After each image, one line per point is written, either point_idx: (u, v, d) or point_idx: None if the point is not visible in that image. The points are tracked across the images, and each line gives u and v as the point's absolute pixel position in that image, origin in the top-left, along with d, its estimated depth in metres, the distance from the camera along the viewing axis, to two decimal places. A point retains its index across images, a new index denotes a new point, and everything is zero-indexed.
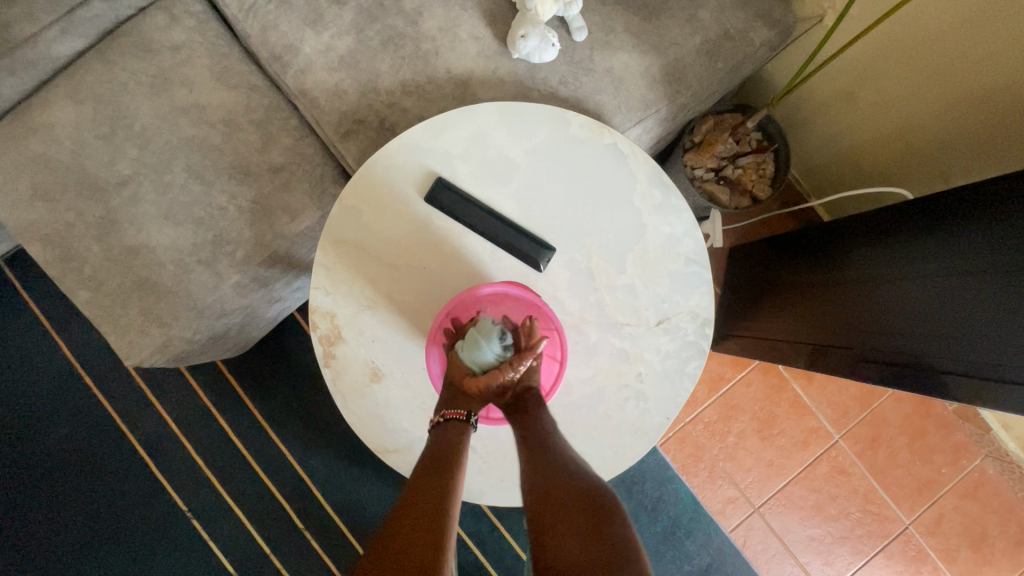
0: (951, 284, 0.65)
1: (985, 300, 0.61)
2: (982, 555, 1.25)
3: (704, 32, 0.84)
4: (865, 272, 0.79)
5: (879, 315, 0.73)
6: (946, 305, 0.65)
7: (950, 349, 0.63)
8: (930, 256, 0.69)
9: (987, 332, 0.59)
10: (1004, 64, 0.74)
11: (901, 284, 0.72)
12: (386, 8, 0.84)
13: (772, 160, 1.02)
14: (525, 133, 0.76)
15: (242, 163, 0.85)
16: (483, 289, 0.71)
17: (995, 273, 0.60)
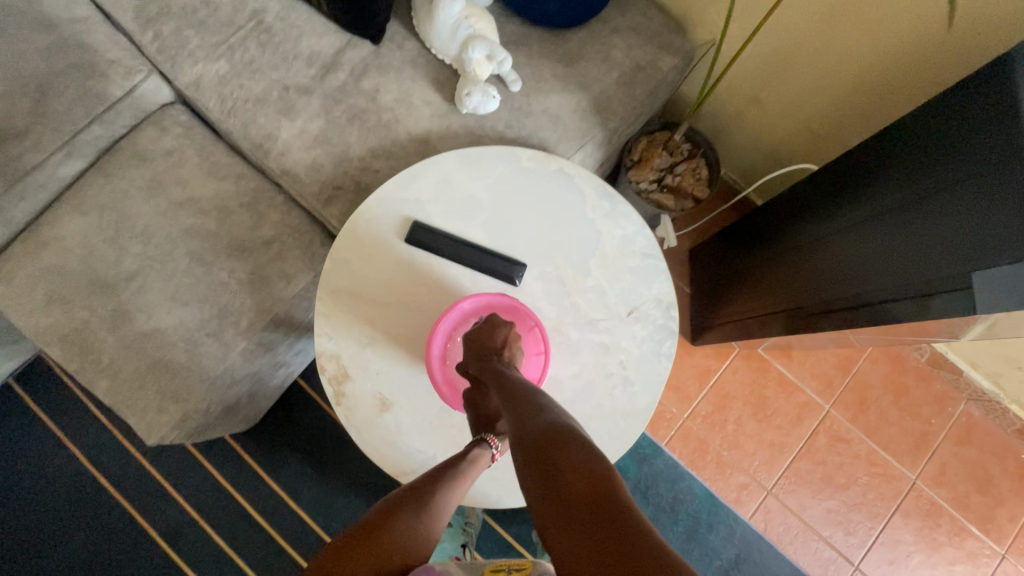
0: (883, 221, 0.73)
1: (915, 225, 0.67)
2: (992, 498, 1.31)
3: (619, 67, 0.99)
4: (820, 233, 0.86)
5: (837, 266, 0.79)
6: (889, 241, 0.71)
7: (893, 279, 0.68)
8: (860, 202, 0.78)
9: (922, 250, 0.65)
10: (861, 52, 0.88)
11: (851, 234, 0.78)
12: (347, 91, 0.96)
13: (704, 164, 1.15)
14: (482, 172, 0.88)
15: (238, 241, 0.95)
16: (465, 302, 0.78)
17: (922, 199, 0.67)
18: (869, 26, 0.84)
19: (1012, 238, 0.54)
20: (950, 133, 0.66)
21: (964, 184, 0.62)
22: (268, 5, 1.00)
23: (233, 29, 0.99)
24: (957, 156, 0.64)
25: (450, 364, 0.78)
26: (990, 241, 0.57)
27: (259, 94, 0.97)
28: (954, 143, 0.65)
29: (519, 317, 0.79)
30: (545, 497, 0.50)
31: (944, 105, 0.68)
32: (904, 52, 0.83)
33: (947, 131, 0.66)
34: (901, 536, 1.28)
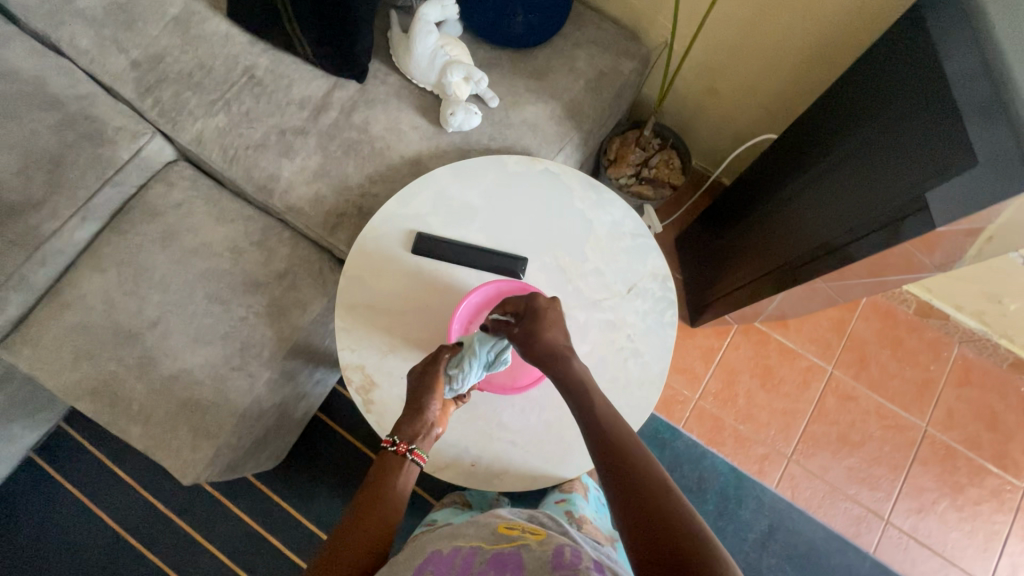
0: (849, 166, 0.79)
1: (875, 163, 0.73)
2: (1001, 433, 1.35)
3: (585, 75, 1.08)
4: (796, 190, 0.92)
5: (815, 216, 0.85)
6: (855, 182, 0.77)
7: (863, 215, 0.73)
8: (825, 158, 0.85)
9: (884, 184, 0.71)
10: (792, 34, 0.98)
11: (823, 185, 0.84)
12: (340, 127, 1.04)
13: (676, 154, 1.24)
14: (475, 181, 0.95)
15: (253, 277, 1.00)
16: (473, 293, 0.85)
17: (877, 140, 0.74)
18: (796, 9, 0.94)
19: (956, 153, 0.60)
20: (893, 77, 0.73)
21: (911, 118, 0.67)
22: (258, 60, 1.08)
23: (227, 85, 1.07)
24: (900, 95, 0.70)
25: None
26: (938, 163, 0.62)
27: (258, 140, 1.04)
28: (895, 85, 0.72)
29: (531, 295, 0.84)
30: (640, 540, 0.56)
31: (886, 56, 0.75)
32: (837, 26, 0.92)
33: (889, 76, 0.73)
34: (923, 484, 1.32)
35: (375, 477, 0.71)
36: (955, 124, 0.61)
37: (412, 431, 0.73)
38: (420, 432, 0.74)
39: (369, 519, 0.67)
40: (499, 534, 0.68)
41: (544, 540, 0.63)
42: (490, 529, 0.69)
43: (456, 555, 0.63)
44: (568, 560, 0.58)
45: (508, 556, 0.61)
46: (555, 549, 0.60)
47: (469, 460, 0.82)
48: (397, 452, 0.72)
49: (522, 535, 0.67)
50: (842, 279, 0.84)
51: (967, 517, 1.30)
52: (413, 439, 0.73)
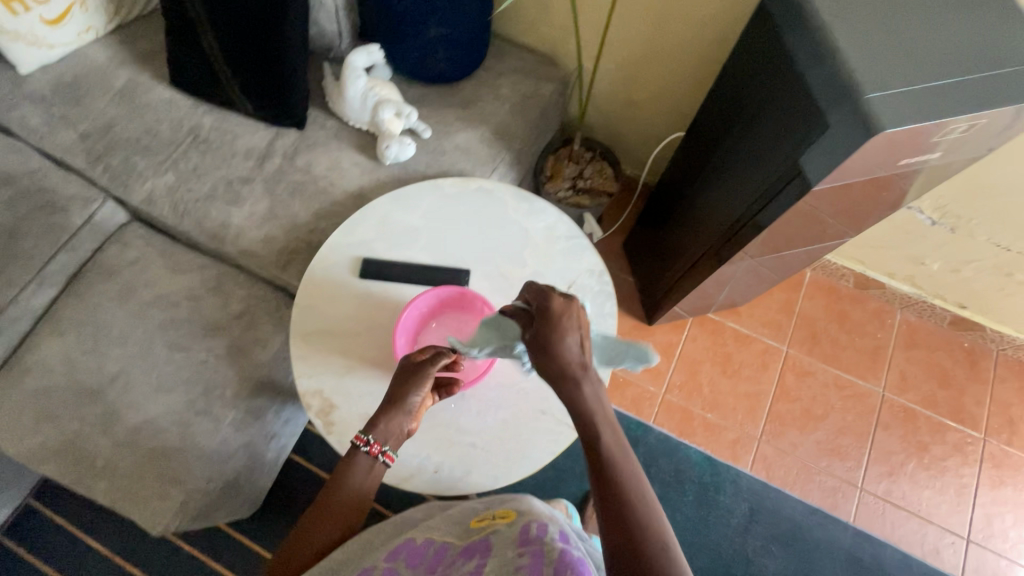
0: (744, 142, 0.85)
1: (762, 135, 0.80)
2: (954, 389, 1.42)
3: (509, 101, 1.18)
4: (710, 172, 0.98)
5: (729, 192, 0.91)
6: (752, 155, 0.83)
7: (764, 183, 0.79)
8: (722, 143, 0.93)
9: (772, 152, 0.77)
10: (679, 46, 1.09)
11: (729, 163, 0.91)
12: (284, 171, 1.10)
13: (607, 164, 1.33)
14: (413, 205, 1.02)
15: (211, 322, 1.03)
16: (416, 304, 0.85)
17: (757, 115, 0.81)
18: (676, 24, 1.05)
19: (813, 114, 0.66)
20: (755, 59, 0.80)
21: (774, 93, 0.75)
22: (202, 120, 1.15)
23: (175, 146, 1.13)
24: (763, 73, 0.78)
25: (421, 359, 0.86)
26: (805, 125, 0.68)
27: (207, 193, 1.09)
28: (757, 66, 0.79)
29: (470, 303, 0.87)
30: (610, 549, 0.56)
31: (745, 44, 0.83)
32: (714, 32, 1.03)
33: (751, 59, 0.81)
34: (889, 448, 1.36)
35: (335, 478, 0.76)
36: (802, 92, 0.68)
37: (385, 431, 0.76)
38: (389, 433, 0.76)
39: (327, 516, 0.75)
40: (473, 528, 0.70)
41: (513, 522, 0.65)
42: (465, 525, 0.72)
43: (428, 547, 0.70)
44: (535, 534, 0.60)
45: (476, 543, 0.66)
46: (522, 527, 0.63)
47: (432, 468, 0.85)
48: (368, 453, 0.75)
49: (491, 521, 0.69)
50: (768, 252, 0.92)
51: (936, 475, 1.34)
52: (387, 440, 0.76)
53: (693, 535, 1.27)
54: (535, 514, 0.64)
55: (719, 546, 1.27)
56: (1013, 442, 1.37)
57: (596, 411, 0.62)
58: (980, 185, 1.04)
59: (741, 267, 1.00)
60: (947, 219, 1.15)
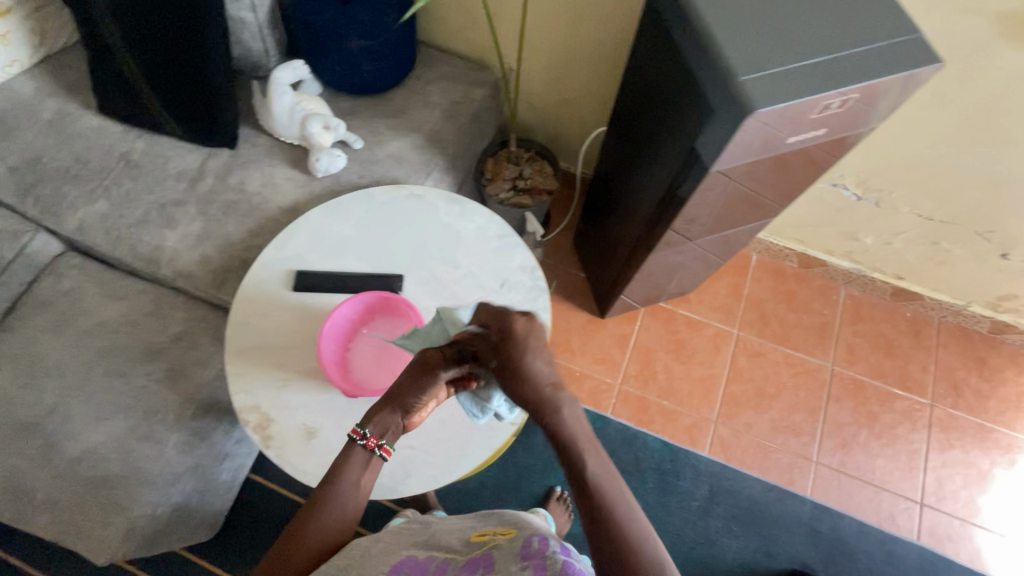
0: (652, 129, 0.88)
1: (666, 121, 0.82)
2: (900, 358, 1.46)
3: (440, 107, 1.19)
4: (630, 160, 1.00)
5: (648, 178, 0.93)
6: (661, 141, 0.85)
7: (675, 165, 0.82)
8: (634, 131, 0.96)
9: (676, 135, 0.79)
10: (597, 47, 1.12)
11: (643, 150, 0.93)
12: (218, 191, 1.10)
13: (546, 163, 1.36)
14: (345, 215, 1.03)
15: (150, 346, 1.03)
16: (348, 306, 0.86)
17: (658, 102, 0.83)
18: (591, 26, 1.08)
19: (701, 96, 0.69)
20: (648, 48, 0.83)
21: (669, 79, 0.77)
22: (133, 145, 1.15)
23: (106, 173, 1.13)
24: (658, 61, 0.80)
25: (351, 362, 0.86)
26: (698, 107, 0.71)
27: (140, 217, 1.09)
28: (652, 55, 0.82)
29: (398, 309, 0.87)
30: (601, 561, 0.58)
31: (640, 34, 0.85)
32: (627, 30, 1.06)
33: (647, 49, 0.84)
34: (842, 420, 1.40)
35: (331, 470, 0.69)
36: (687, 83, 0.72)
37: (383, 426, 0.70)
38: (388, 427, 0.71)
39: (325, 510, 0.67)
40: (471, 544, 0.63)
41: (514, 536, 0.58)
42: (461, 540, 0.65)
43: (430, 562, 0.61)
44: (536, 549, 0.53)
45: (478, 557, 0.58)
46: (522, 541, 0.55)
47: None
48: (364, 446, 0.69)
49: (493, 537, 0.62)
50: (700, 233, 0.97)
51: (887, 443, 1.38)
52: (383, 434, 0.70)
53: (656, 521, 1.29)
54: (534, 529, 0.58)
55: (681, 529, 1.28)
56: (958, 405, 1.42)
57: (573, 432, 0.64)
58: (893, 159, 1.08)
59: (680, 250, 1.05)
60: (871, 194, 1.19)
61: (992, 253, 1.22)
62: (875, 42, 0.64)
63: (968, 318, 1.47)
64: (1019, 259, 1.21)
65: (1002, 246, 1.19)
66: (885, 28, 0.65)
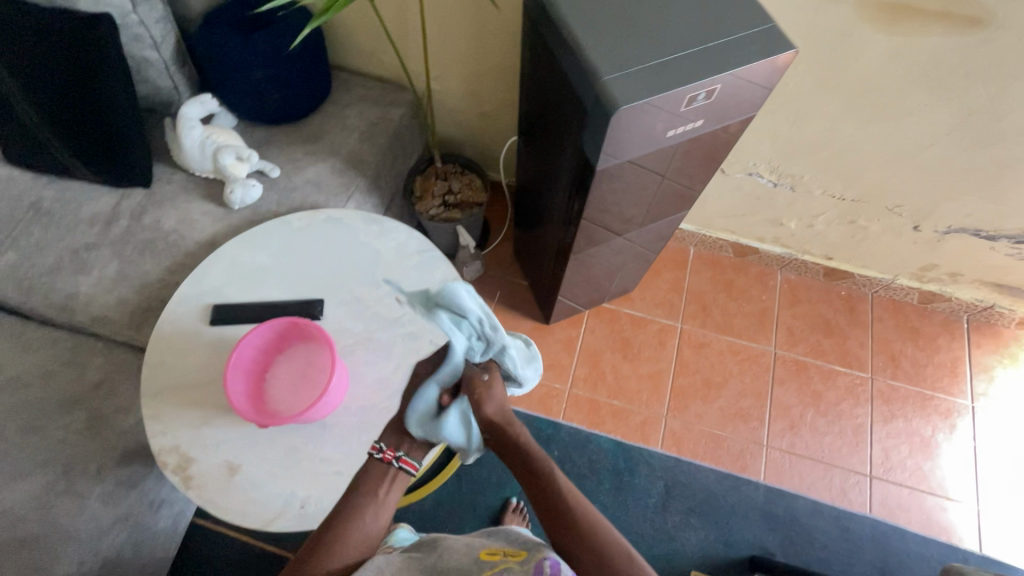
0: (550, 133, 0.90)
1: (558, 124, 0.84)
2: (838, 336, 1.49)
3: (358, 130, 1.20)
4: (540, 165, 1.03)
5: (556, 181, 0.96)
6: (558, 144, 0.88)
7: (573, 166, 0.84)
8: (538, 137, 0.98)
9: (568, 138, 0.82)
10: (504, 60, 1.14)
11: (547, 154, 0.95)
12: (133, 231, 1.08)
13: (475, 177, 1.37)
14: (262, 245, 1.02)
15: (68, 396, 0.99)
16: (252, 339, 0.86)
17: (549, 107, 0.85)
18: (495, 40, 1.10)
19: (576, 98, 0.71)
20: (533, 56, 0.85)
21: (552, 84, 0.80)
22: (43, 192, 1.13)
23: (15, 223, 1.10)
24: (542, 68, 0.82)
25: (267, 390, 0.87)
26: (577, 110, 0.73)
27: (53, 265, 1.06)
28: (536, 63, 0.84)
29: (303, 330, 0.87)
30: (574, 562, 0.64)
31: (525, 43, 0.88)
32: None
33: (532, 57, 0.86)
34: (788, 402, 1.42)
35: (355, 482, 0.71)
36: (568, 94, 0.74)
37: (396, 439, 0.75)
38: (403, 440, 0.75)
39: (345, 527, 0.67)
40: (480, 564, 0.62)
41: (525, 559, 0.60)
42: (471, 558, 0.64)
43: None
44: (551, 573, 0.56)
45: None
46: (535, 566, 0.58)
47: (298, 503, 0.83)
48: (383, 459, 0.72)
49: (504, 559, 0.62)
50: (629, 227, 1.01)
51: (833, 420, 1.41)
52: (398, 446, 0.74)
53: (614, 522, 1.28)
54: (544, 552, 0.61)
55: (640, 528, 1.28)
56: (898, 376, 1.46)
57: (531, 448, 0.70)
58: (797, 145, 1.12)
59: (615, 245, 1.09)
60: (785, 179, 1.23)
61: (905, 226, 1.27)
62: (733, 34, 0.67)
63: (898, 291, 1.52)
64: (930, 230, 1.26)
65: (912, 219, 1.24)
66: (740, 19, 0.68)
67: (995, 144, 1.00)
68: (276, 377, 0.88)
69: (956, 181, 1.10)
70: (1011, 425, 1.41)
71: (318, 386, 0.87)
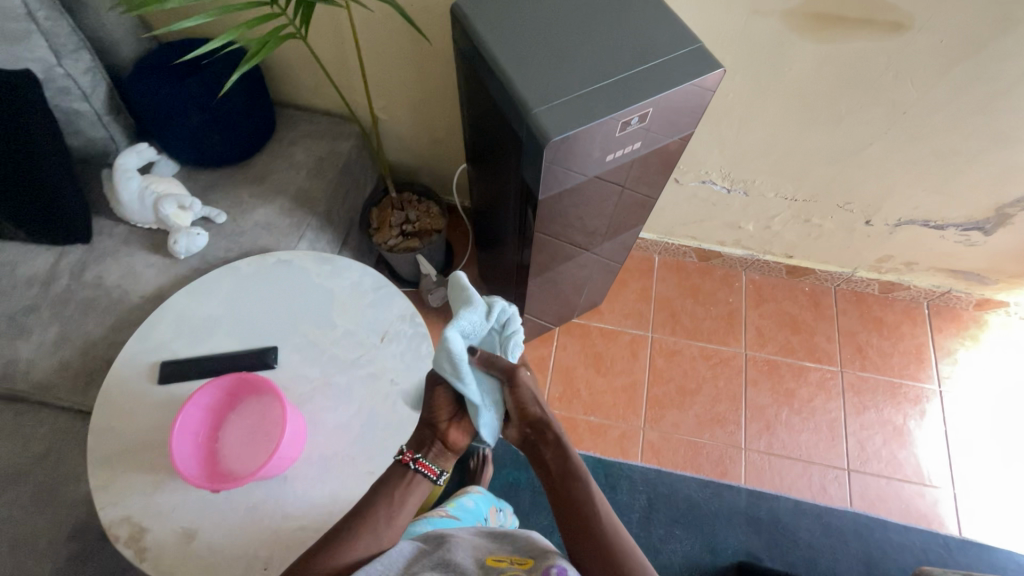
0: (494, 159, 0.89)
1: (500, 151, 0.83)
2: (806, 332, 1.51)
3: (305, 167, 1.18)
4: (491, 189, 1.02)
5: (506, 205, 0.94)
6: (503, 170, 0.86)
7: (519, 192, 0.83)
8: (485, 162, 0.97)
9: (510, 165, 0.81)
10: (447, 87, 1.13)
11: (496, 179, 0.94)
12: (73, 290, 1.04)
13: (432, 203, 1.35)
14: (210, 294, 0.98)
15: (11, 470, 0.94)
16: (202, 399, 0.84)
17: (490, 134, 0.84)
18: (435, 68, 1.09)
19: (511, 129, 0.70)
20: (469, 85, 0.84)
21: (489, 113, 0.78)
22: None
23: None
24: (478, 96, 0.81)
25: (220, 451, 0.85)
26: (514, 140, 0.72)
27: None
28: (473, 91, 0.83)
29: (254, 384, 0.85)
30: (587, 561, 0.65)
31: (460, 72, 0.87)
32: None
33: (469, 86, 0.85)
34: (762, 403, 1.43)
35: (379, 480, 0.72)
36: (505, 128, 0.74)
37: (419, 441, 0.72)
38: (427, 442, 0.72)
39: (361, 526, 0.67)
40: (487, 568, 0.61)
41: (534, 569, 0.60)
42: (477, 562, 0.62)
43: None
44: None
45: None
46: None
47: (261, 564, 0.79)
48: (401, 463, 0.70)
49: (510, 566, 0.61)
50: (593, 241, 1.00)
51: (808, 416, 1.42)
52: (420, 448, 0.72)
53: None
54: (552, 561, 0.60)
55: None
56: (866, 367, 1.48)
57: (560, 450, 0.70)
58: (745, 151, 1.13)
59: (581, 260, 1.09)
60: (738, 184, 1.24)
61: (857, 222, 1.29)
62: (661, 57, 0.67)
63: (859, 283, 1.55)
64: (881, 224, 1.28)
65: (863, 215, 1.26)
66: (668, 42, 0.68)
67: (932, 139, 1.02)
68: (231, 436, 0.85)
69: (901, 176, 1.13)
70: (978, 406, 1.43)
71: (273, 445, 0.84)
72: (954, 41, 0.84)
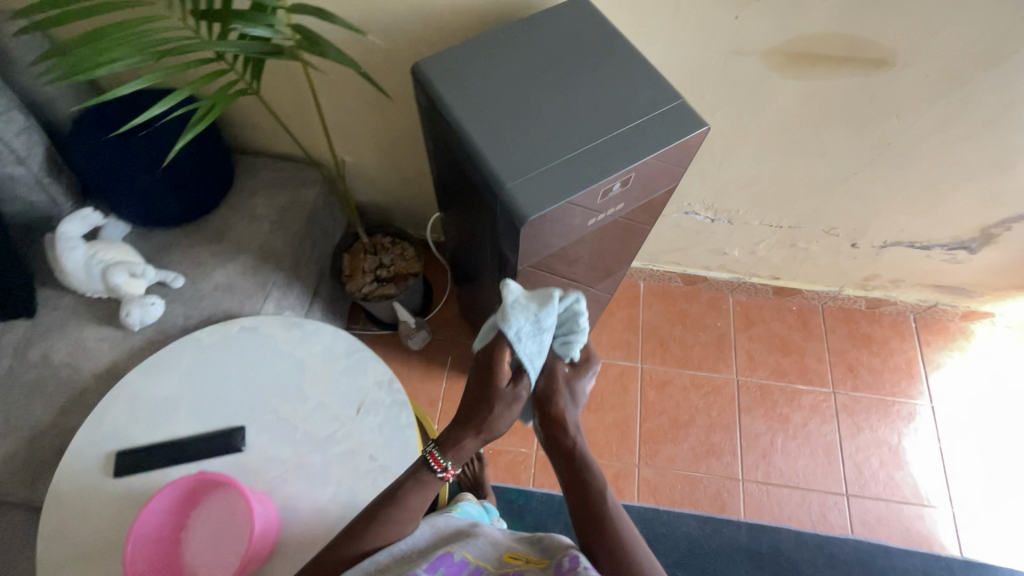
0: (470, 215, 0.84)
1: (476, 210, 0.78)
2: (796, 354, 1.49)
3: (268, 219, 1.11)
4: (468, 239, 0.96)
5: (485, 259, 0.89)
6: (480, 227, 0.81)
7: (498, 254, 0.78)
8: (459, 214, 0.91)
9: (487, 228, 0.76)
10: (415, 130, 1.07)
11: (472, 233, 0.89)
12: (16, 371, 0.95)
13: (407, 245, 1.27)
14: (167, 371, 0.91)
15: None
16: (157, 504, 0.75)
17: (464, 192, 0.79)
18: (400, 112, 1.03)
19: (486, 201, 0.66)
20: (438, 142, 0.79)
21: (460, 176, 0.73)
22: None
23: None
24: (448, 155, 0.76)
25: (185, 552, 0.78)
26: (488, 211, 0.68)
27: None
28: (442, 148, 0.78)
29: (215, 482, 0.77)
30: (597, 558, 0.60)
31: (426, 128, 0.81)
32: None
33: (437, 143, 0.80)
34: (757, 430, 1.40)
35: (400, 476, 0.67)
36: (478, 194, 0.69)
37: (452, 438, 0.65)
38: (457, 443, 0.65)
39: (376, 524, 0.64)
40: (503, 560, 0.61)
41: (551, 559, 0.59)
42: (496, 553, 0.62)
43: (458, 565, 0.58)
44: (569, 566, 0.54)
45: None
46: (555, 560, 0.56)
47: None
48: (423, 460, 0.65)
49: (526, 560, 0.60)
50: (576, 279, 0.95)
51: (803, 441, 1.39)
52: (446, 446, 0.65)
53: None
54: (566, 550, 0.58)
55: None
56: (858, 386, 1.46)
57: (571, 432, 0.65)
58: (728, 183, 1.09)
59: None
60: (722, 214, 1.20)
61: (843, 244, 1.27)
62: (638, 120, 0.63)
63: (846, 300, 1.53)
64: (867, 246, 1.26)
65: (849, 238, 1.24)
66: (644, 102, 0.64)
67: (916, 168, 1.00)
68: (195, 533, 0.78)
69: (887, 202, 1.10)
70: (972, 419, 1.42)
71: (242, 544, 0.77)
72: (939, 76, 0.81)
